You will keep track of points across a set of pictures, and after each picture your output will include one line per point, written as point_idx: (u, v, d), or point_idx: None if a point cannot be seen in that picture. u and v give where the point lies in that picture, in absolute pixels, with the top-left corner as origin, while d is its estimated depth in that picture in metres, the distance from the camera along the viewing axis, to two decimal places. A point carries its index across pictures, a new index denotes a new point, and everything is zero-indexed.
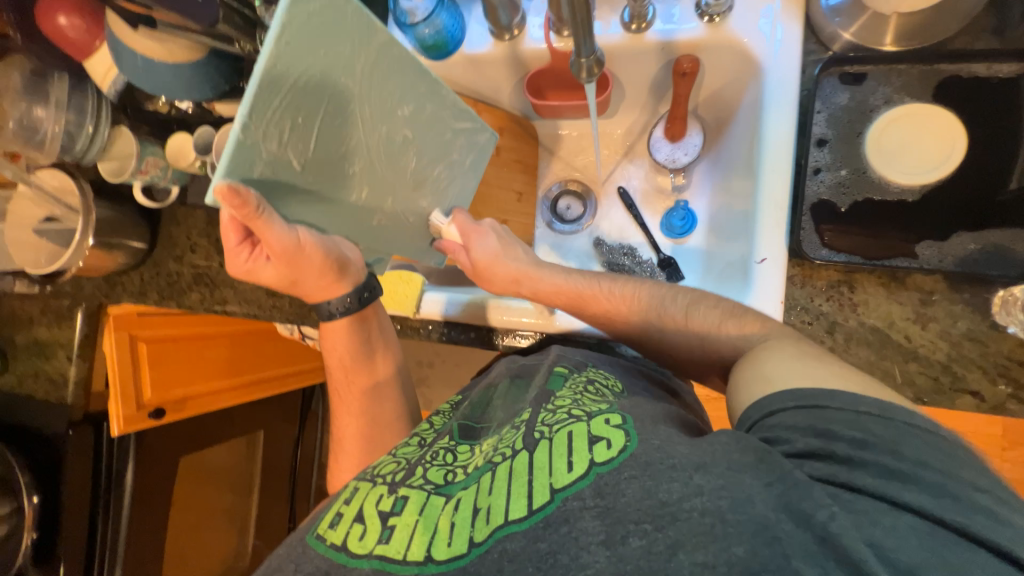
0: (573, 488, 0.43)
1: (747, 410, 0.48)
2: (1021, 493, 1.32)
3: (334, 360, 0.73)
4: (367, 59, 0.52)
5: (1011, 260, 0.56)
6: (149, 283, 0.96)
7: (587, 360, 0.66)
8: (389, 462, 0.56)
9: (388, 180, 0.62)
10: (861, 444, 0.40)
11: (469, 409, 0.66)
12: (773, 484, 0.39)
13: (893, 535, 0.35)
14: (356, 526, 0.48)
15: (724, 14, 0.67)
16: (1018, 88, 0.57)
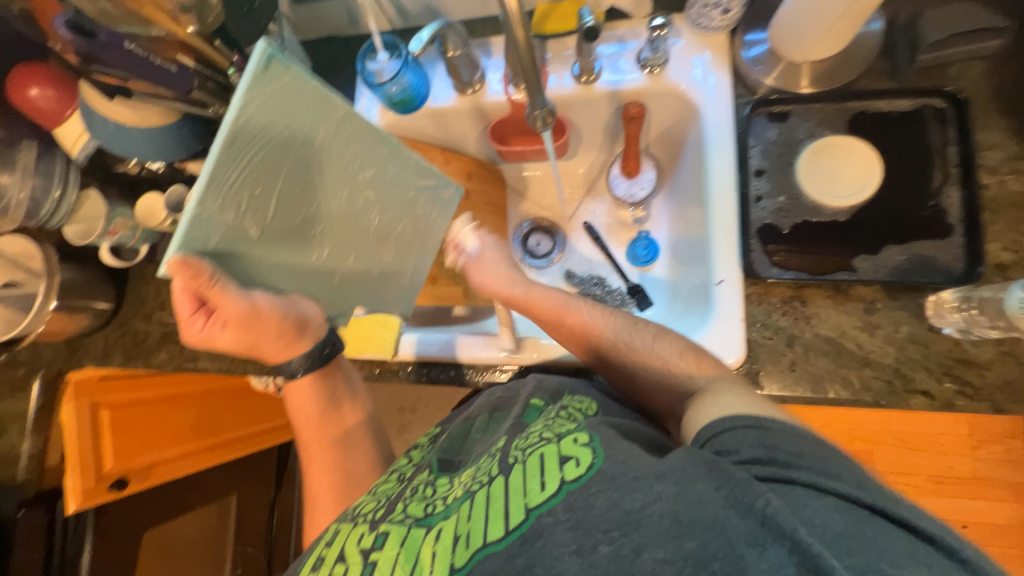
0: (545, 505, 0.45)
1: (700, 428, 0.49)
2: (997, 491, 1.36)
3: (304, 414, 0.73)
4: (327, 131, 0.52)
5: (936, 267, 0.62)
6: (114, 345, 0.93)
7: (563, 386, 0.67)
8: (370, 500, 0.58)
9: (352, 239, 0.62)
10: (797, 455, 0.43)
11: (447, 442, 0.68)
12: (720, 488, 0.41)
13: (816, 525, 0.38)
14: (339, 565, 0.50)
15: (662, 66, 0.74)
16: (916, 119, 0.66)
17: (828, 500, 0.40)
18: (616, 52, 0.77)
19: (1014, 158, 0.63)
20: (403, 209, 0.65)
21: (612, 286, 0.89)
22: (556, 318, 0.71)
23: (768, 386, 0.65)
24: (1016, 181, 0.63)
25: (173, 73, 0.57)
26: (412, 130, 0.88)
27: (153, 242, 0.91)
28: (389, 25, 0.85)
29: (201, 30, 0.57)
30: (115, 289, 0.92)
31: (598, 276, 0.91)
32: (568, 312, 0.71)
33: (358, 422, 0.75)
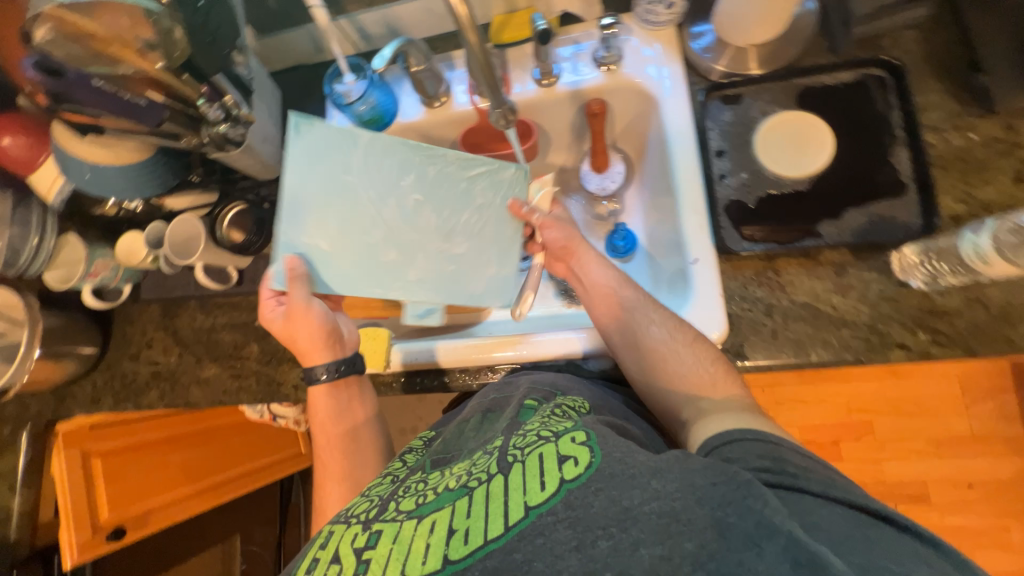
0: (546, 505, 0.45)
1: (708, 437, 0.54)
2: (996, 448, 1.37)
3: (319, 415, 0.74)
4: (361, 156, 0.68)
5: (896, 226, 0.65)
6: (102, 389, 0.92)
7: (555, 389, 0.68)
8: (363, 501, 0.58)
9: (413, 239, 0.71)
10: (803, 467, 0.47)
11: (442, 444, 0.67)
12: (720, 483, 0.43)
13: (819, 526, 0.42)
14: (333, 567, 0.49)
15: (617, 63, 0.78)
16: (859, 89, 0.70)
17: (833, 507, 0.44)
18: (572, 53, 0.80)
19: (953, 115, 0.67)
20: (466, 207, 0.73)
21: None
22: (607, 301, 0.72)
23: (752, 357, 0.67)
24: (958, 136, 0.66)
25: (143, 107, 0.58)
26: None
27: (135, 282, 0.91)
28: (354, 49, 0.88)
29: (169, 65, 0.58)
30: (100, 333, 0.91)
31: None
32: (615, 297, 0.72)
33: (368, 429, 0.76)
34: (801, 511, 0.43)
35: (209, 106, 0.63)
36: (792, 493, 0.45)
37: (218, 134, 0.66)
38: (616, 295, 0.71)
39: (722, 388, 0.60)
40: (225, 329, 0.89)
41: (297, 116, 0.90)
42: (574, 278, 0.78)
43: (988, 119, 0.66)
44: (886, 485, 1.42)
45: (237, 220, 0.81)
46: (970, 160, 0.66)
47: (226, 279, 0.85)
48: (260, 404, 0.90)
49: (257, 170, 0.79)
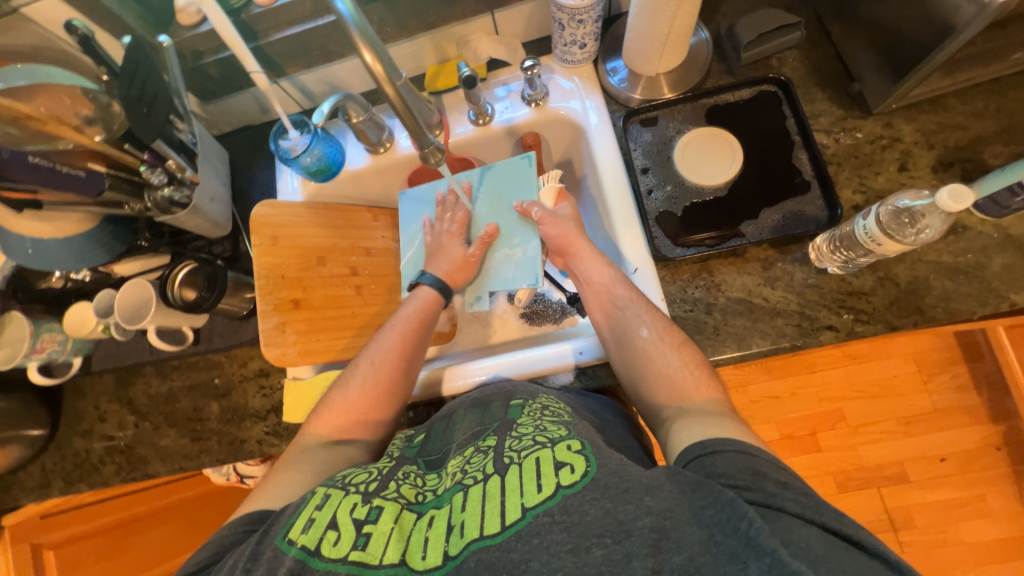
0: (542, 506, 0.46)
1: (691, 445, 0.54)
2: (958, 416, 1.43)
3: (406, 311, 0.77)
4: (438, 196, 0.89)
5: (806, 218, 0.72)
6: (53, 472, 0.87)
7: (539, 390, 0.67)
8: (360, 474, 0.57)
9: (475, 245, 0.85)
10: (781, 485, 0.47)
11: (435, 435, 0.66)
12: (706, 506, 0.45)
13: (798, 545, 0.42)
14: (330, 531, 0.48)
15: (544, 99, 0.85)
16: (757, 103, 0.78)
17: (811, 528, 0.44)
18: (503, 93, 0.87)
19: (840, 119, 0.76)
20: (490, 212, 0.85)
21: (552, 299, 0.95)
22: (600, 299, 0.73)
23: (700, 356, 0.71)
24: (847, 136, 0.75)
25: (83, 178, 0.60)
26: (336, 195, 0.93)
27: (86, 353, 0.88)
28: (298, 106, 0.93)
29: (107, 137, 0.62)
30: (49, 413, 0.88)
31: (538, 294, 0.96)
32: (610, 295, 0.72)
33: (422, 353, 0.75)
34: (780, 530, 0.44)
35: (152, 172, 0.65)
36: (771, 511, 0.45)
37: (163, 198, 0.69)
38: (609, 305, 0.72)
39: (702, 391, 0.61)
40: (184, 391, 0.87)
41: (246, 171, 0.93)
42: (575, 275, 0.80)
43: (870, 119, 0.75)
44: (866, 470, 1.43)
45: (190, 279, 0.79)
46: (861, 156, 0.74)
47: (181, 339, 0.85)
48: (224, 466, 0.87)
49: (207, 229, 0.80)
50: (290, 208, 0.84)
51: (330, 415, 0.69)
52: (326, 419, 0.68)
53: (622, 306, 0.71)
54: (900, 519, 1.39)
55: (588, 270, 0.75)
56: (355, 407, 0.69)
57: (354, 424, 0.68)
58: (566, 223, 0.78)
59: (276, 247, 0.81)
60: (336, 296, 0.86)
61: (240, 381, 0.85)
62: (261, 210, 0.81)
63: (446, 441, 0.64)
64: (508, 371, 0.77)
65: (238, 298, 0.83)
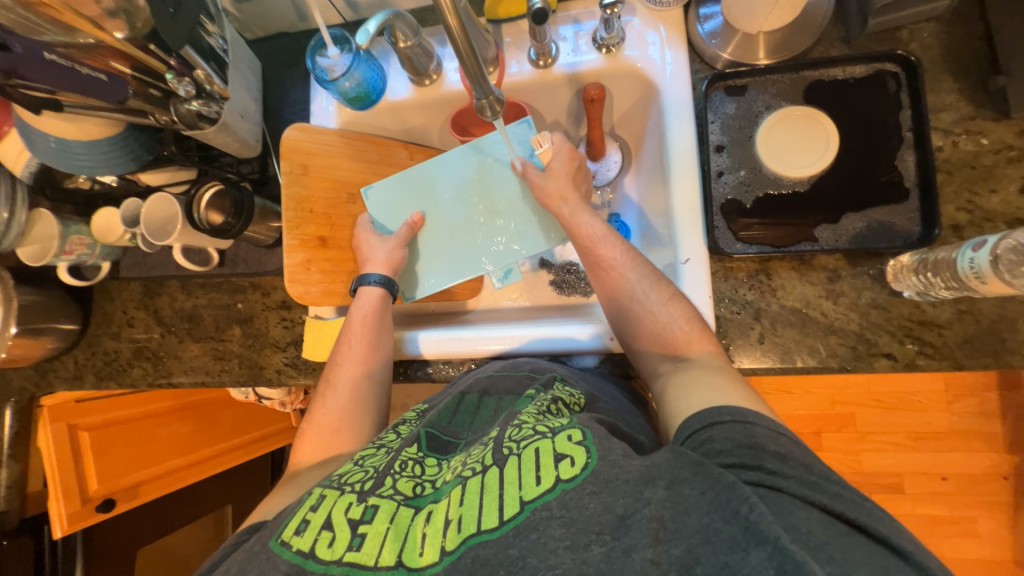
0: (541, 500, 0.45)
1: (688, 419, 0.52)
2: (983, 443, 1.36)
3: (355, 315, 0.73)
4: (432, 192, 0.83)
5: (893, 233, 0.63)
6: (85, 365, 0.91)
7: (556, 374, 0.65)
8: (355, 471, 0.55)
9: (491, 231, 0.81)
10: (780, 459, 0.45)
11: (436, 415, 0.63)
12: (706, 491, 0.42)
13: (800, 531, 0.41)
14: (324, 534, 0.48)
15: (618, 45, 0.73)
16: (870, 84, 0.66)
17: (811, 510, 0.42)
18: (571, 33, 0.75)
19: (965, 118, 0.64)
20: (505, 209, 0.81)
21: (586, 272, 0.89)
22: (589, 256, 0.70)
23: (738, 360, 0.67)
24: (969, 141, 0.64)
25: (105, 82, 0.58)
26: (373, 126, 0.85)
27: (115, 259, 0.88)
28: (339, 17, 0.82)
29: (131, 36, 0.57)
30: (81, 310, 0.90)
31: (572, 264, 0.90)
32: (594, 255, 0.70)
33: (384, 354, 0.72)
34: (782, 513, 0.42)
35: (179, 82, 0.61)
36: (772, 492, 0.43)
37: (189, 111, 0.64)
38: (602, 258, 0.69)
39: (698, 345, 0.60)
40: (207, 309, 0.87)
41: (280, 87, 0.85)
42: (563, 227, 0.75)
43: (1002, 124, 0.63)
44: (862, 475, 1.41)
45: (216, 201, 0.75)
46: (978, 167, 0.63)
47: (207, 260, 0.84)
48: (244, 386, 0.89)
49: (236, 148, 0.75)
50: (322, 134, 0.78)
51: (311, 433, 0.68)
52: (303, 445, 0.67)
53: (615, 260, 0.68)
54: None
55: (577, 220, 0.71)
56: (333, 422, 0.68)
57: (335, 437, 0.67)
58: (552, 179, 0.74)
59: (306, 177, 0.77)
60: None
61: (263, 309, 0.85)
62: (292, 134, 0.76)
63: (454, 429, 0.62)
64: (537, 344, 0.73)
65: (265, 227, 0.80)
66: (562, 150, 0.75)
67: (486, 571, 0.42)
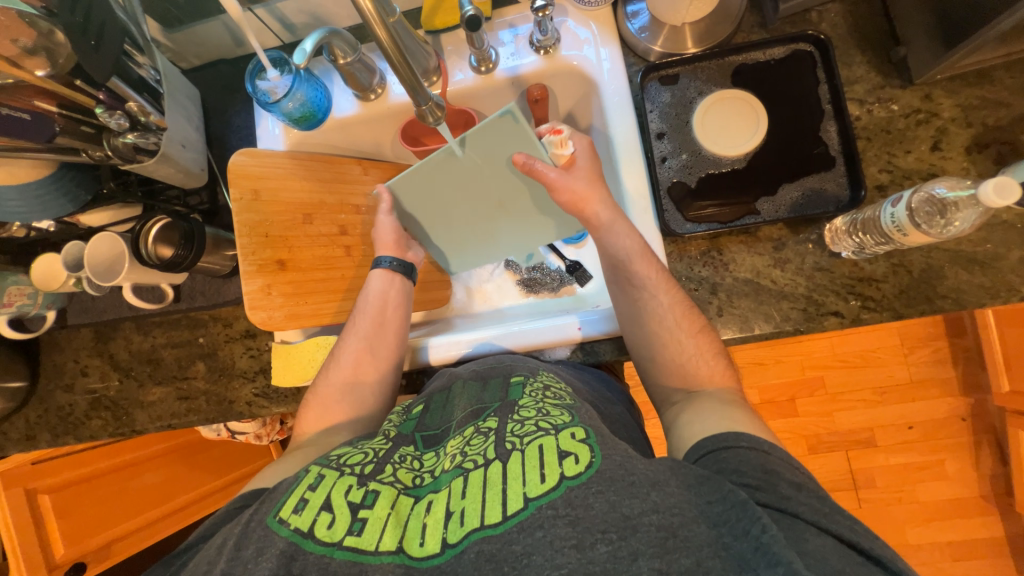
0: (545, 498, 0.44)
1: (704, 439, 0.53)
2: (940, 388, 1.45)
3: (369, 295, 0.75)
4: (428, 183, 0.77)
5: (826, 198, 0.68)
6: (38, 425, 0.85)
7: (539, 366, 0.66)
8: (355, 453, 0.55)
9: (501, 216, 0.83)
10: (797, 487, 0.46)
11: (432, 410, 0.64)
12: (714, 502, 0.44)
13: (814, 557, 0.40)
14: (324, 514, 0.47)
15: (555, 46, 0.76)
16: (789, 63, 0.71)
17: (826, 538, 0.42)
18: (508, 37, 0.78)
19: (876, 88, 0.69)
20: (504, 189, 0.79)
21: (551, 268, 0.91)
22: (621, 273, 0.69)
23: None
24: (881, 108, 0.69)
25: (29, 121, 0.56)
26: (322, 145, 0.85)
27: (60, 307, 0.84)
28: (276, 39, 0.82)
29: (55, 73, 0.55)
30: (28, 365, 0.85)
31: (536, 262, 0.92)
32: (629, 270, 0.68)
33: (396, 331, 0.74)
34: (795, 539, 0.42)
35: (110, 116, 0.59)
36: (785, 516, 0.44)
37: (124, 145, 0.63)
38: (637, 284, 0.67)
39: (716, 380, 0.62)
40: (167, 349, 0.84)
41: (222, 114, 0.84)
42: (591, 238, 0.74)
43: (908, 90, 0.69)
44: (837, 435, 1.48)
45: (164, 235, 0.72)
46: (893, 131, 0.68)
47: (162, 297, 0.80)
48: (215, 424, 0.86)
49: (181, 179, 0.73)
50: (269, 157, 0.77)
51: (315, 405, 0.69)
52: (307, 414, 0.69)
53: (652, 288, 0.66)
54: (861, 478, 1.46)
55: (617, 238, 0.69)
56: (338, 393, 0.69)
57: (339, 407, 0.69)
58: (577, 183, 0.70)
59: (258, 202, 0.75)
60: (326, 257, 0.81)
61: (226, 342, 0.83)
62: (239, 159, 0.75)
63: (446, 417, 0.62)
64: (506, 340, 0.74)
65: (219, 256, 0.78)
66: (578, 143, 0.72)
67: (490, 565, 0.42)
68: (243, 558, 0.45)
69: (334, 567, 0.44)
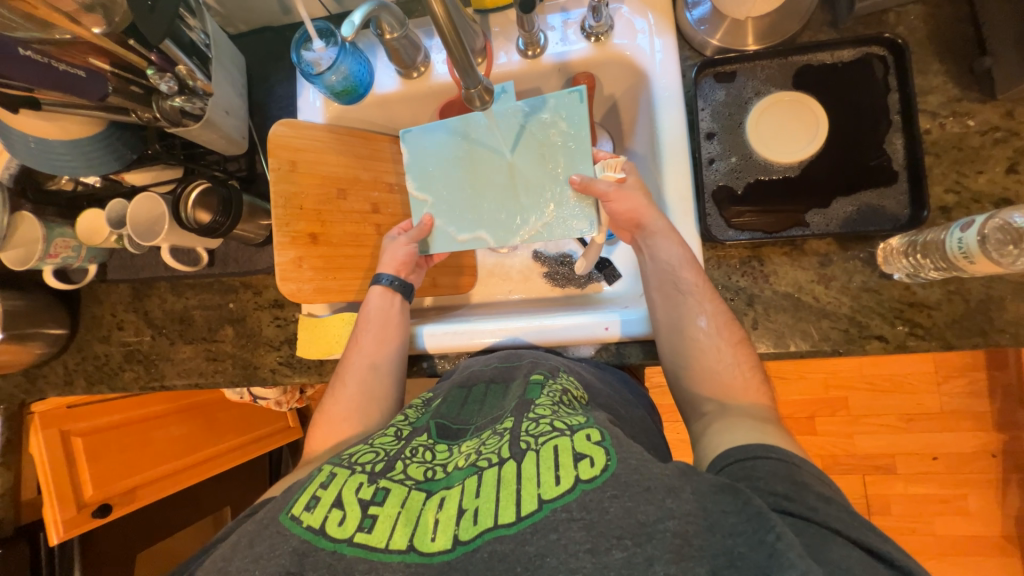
0: (560, 500, 0.44)
1: (732, 448, 0.51)
2: (972, 421, 1.38)
3: (365, 315, 0.75)
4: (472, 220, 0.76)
5: (882, 215, 0.64)
6: (75, 371, 0.89)
7: (560, 365, 0.65)
8: (367, 452, 0.56)
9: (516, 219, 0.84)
10: (824, 499, 0.45)
11: (446, 406, 0.63)
12: (730, 512, 0.43)
13: (839, 567, 0.39)
14: (335, 511, 0.47)
15: (607, 33, 0.73)
16: (858, 68, 0.66)
17: (853, 548, 0.41)
18: (559, 22, 0.75)
19: (952, 100, 0.64)
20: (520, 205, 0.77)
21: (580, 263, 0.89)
22: (665, 280, 0.67)
23: None
24: (956, 123, 0.64)
25: (83, 79, 0.56)
26: (361, 121, 0.85)
27: (101, 261, 0.87)
28: (323, 10, 0.81)
29: (109, 31, 0.55)
30: (69, 314, 0.88)
31: (565, 255, 0.91)
32: (673, 277, 0.66)
33: (394, 347, 0.73)
34: (816, 548, 0.41)
35: (161, 78, 0.60)
36: (810, 525, 0.43)
37: (172, 108, 0.64)
38: (682, 296, 0.65)
39: (750, 395, 0.60)
40: (198, 310, 0.86)
41: (265, 83, 0.84)
42: (638, 249, 0.72)
43: (989, 105, 0.63)
44: (856, 458, 1.43)
45: (203, 200, 0.74)
46: (965, 148, 0.64)
47: (197, 260, 0.83)
48: (239, 387, 0.88)
49: (222, 145, 0.74)
50: (308, 129, 0.77)
51: (323, 423, 0.70)
52: (317, 434, 0.69)
53: (695, 300, 0.64)
54: (876, 505, 1.42)
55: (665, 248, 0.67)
56: (347, 410, 0.70)
57: (344, 424, 0.69)
58: (636, 195, 0.68)
59: (294, 174, 0.76)
60: (356, 233, 0.81)
61: (255, 309, 0.84)
62: (279, 129, 0.75)
63: (462, 417, 0.61)
64: (531, 336, 0.73)
65: (254, 225, 0.79)
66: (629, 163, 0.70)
67: (503, 566, 0.42)
68: (254, 554, 0.46)
69: (345, 562, 0.44)
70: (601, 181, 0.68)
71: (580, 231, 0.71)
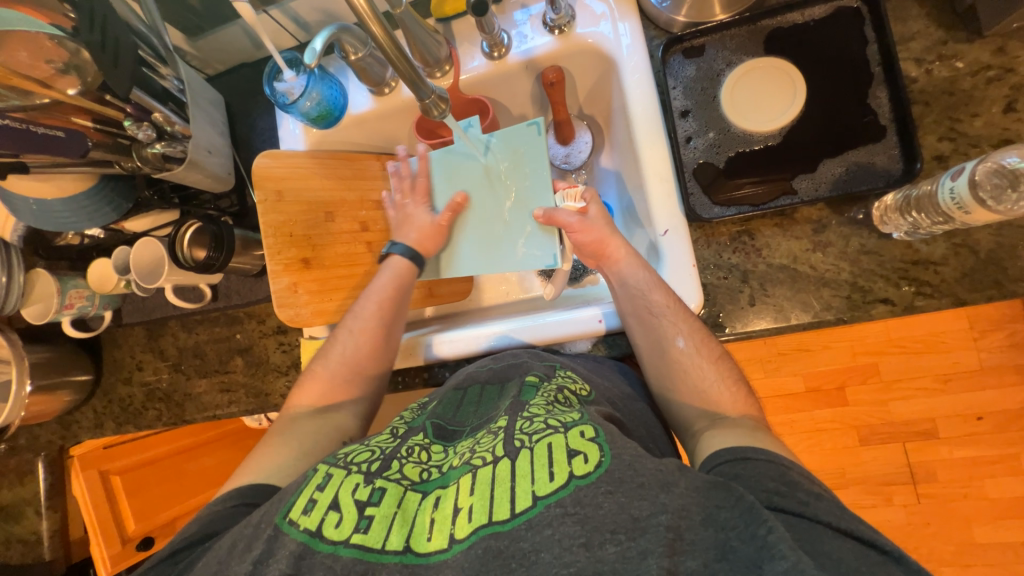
0: (554, 495, 0.44)
1: (721, 449, 0.50)
2: (1016, 375, 1.30)
3: (382, 283, 0.75)
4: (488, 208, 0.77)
5: (874, 173, 0.61)
6: (103, 414, 0.94)
7: (554, 364, 0.65)
8: (363, 451, 0.56)
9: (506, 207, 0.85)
10: (814, 497, 0.44)
11: (441, 408, 0.64)
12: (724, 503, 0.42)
13: (829, 558, 0.39)
14: (332, 513, 0.47)
15: (570, 24, 0.72)
16: (832, 25, 0.64)
17: (844, 540, 0.41)
18: (522, 18, 0.74)
19: (937, 44, 0.61)
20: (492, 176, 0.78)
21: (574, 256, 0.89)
22: (635, 304, 0.65)
23: (730, 327, 0.65)
24: (944, 67, 0.61)
25: (61, 139, 0.58)
26: (341, 142, 0.86)
27: (115, 307, 0.90)
28: (293, 39, 0.83)
29: (84, 90, 0.58)
30: (92, 361, 0.93)
31: None
32: (644, 300, 0.65)
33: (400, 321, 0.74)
34: (808, 539, 0.41)
35: (137, 126, 0.63)
36: (802, 521, 0.42)
37: (153, 154, 0.67)
38: (654, 322, 0.64)
39: (738, 408, 0.58)
40: (209, 345, 0.89)
41: (246, 117, 0.86)
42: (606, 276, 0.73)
43: (977, 44, 0.60)
44: (894, 425, 1.37)
45: (197, 239, 0.78)
46: (957, 93, 0.60)
47: (200, 297, 0.86)
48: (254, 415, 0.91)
49: (209, 184, 0.76)
50: (290, 157, 0.78)
51: (313, 383, 0.71)
52: (308, 390, 0.70)
53: (669, 323, 0.63)
54: (921, 472, 1.35)
55: (632, 273, 0.67)
56: (338, 376, 0.71)
57: (338, 390, 0.70)
58: (599, 225, 0.70)
59: (282, 204, 0.77)
60: (347, 253, 0.82)
61: (261, 337, 0.87)
62: (262, 162, 0.76)
63: (459, 418, 0.62)
64: (524, 334, 0.73)
65: (249, 256, 0.81)
66: (589, 193, 0.73)
67: (497, 562, 0.41)
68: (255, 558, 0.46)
69: (344, 561, 0.44)
70: (565, 212, 0.69)
71: (545, 263, 0.72)
